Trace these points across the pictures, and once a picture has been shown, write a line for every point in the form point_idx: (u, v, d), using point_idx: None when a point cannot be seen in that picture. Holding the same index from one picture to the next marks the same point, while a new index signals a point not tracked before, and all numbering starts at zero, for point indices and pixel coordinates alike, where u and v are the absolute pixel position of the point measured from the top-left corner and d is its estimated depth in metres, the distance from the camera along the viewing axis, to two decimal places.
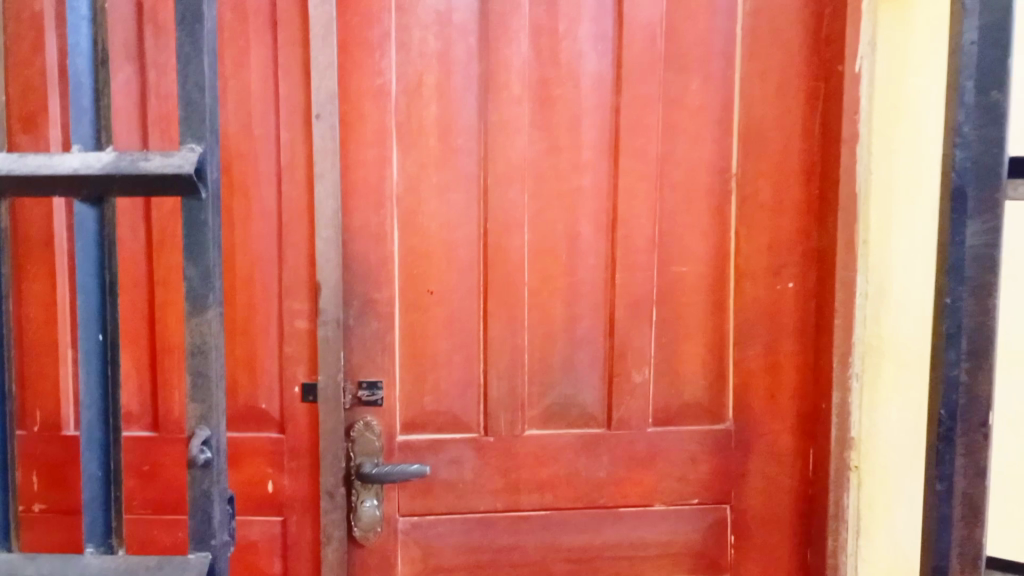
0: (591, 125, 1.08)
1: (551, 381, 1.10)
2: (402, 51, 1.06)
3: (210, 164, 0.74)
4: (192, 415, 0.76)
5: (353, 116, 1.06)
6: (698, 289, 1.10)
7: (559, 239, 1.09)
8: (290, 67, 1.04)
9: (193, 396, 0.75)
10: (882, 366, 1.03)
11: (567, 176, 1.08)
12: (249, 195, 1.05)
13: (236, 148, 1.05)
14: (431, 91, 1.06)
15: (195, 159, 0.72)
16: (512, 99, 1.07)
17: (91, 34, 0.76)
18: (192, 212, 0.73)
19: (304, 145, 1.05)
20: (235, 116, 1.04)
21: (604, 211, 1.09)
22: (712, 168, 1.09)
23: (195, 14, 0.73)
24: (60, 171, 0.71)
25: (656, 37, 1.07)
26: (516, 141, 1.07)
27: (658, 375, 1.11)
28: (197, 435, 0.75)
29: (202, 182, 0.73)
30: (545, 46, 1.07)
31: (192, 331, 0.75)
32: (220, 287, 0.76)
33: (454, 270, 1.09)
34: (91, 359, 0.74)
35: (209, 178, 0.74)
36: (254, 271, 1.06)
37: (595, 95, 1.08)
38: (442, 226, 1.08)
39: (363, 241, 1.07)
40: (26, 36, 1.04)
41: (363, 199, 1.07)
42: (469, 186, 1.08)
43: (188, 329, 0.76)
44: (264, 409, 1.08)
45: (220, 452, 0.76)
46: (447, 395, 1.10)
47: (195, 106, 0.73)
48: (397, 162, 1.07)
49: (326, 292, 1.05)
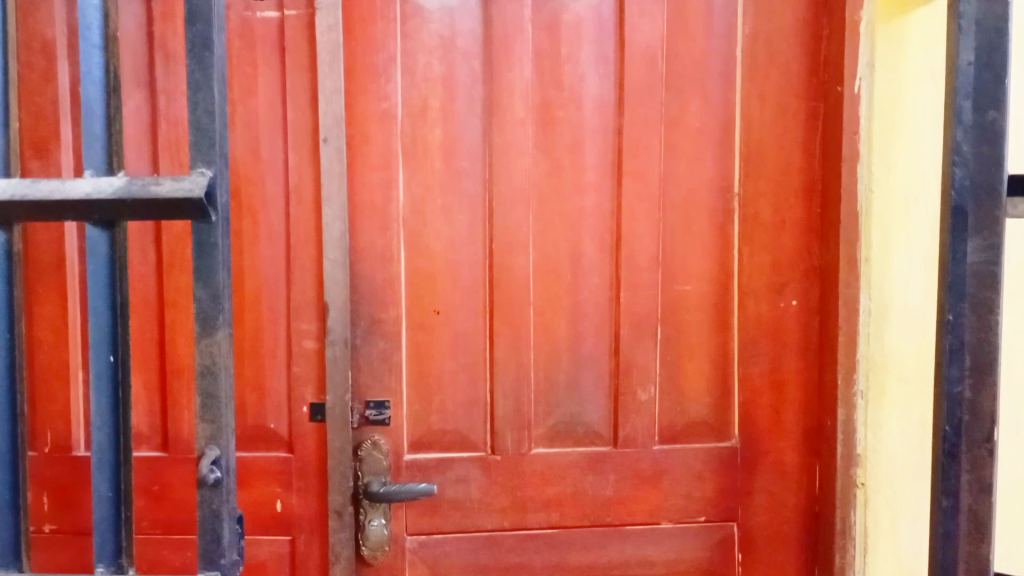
0: (594, 146, 1.10)
1: (556, 400, 1.11)
2: (407, 76, 1.08)
3: (220, 188, 0.75)
4: (201, 435, 0.77)
5: (359, 139, 1.07)
6: (701, 306, 1.11)
7: (563, 259, 1.10)
8: (298, 92, 1.06)
9: (202, 416, 0.76)
10: (886, 383, 1.04)
11: (570, 197, 1.10)
12: (257, 218, 1.07)
13: (244, 171, 1.07)
14: (435, 114, 1.08)
15: (205, 184, 0.73)
16: (515, 121, 1.09)
17: (103, 61, 0.78)
18: (202, 235, 0.75)
19: (311, 168, 1.07)
20: (243, 140, 1.06)
21: (607, 230, 1.11)
22: (713, 187, 1.11)
23: (205, 42, 0.75)
24: (73, 196, 0.72)
25: (657, 59, 1.09)
26: (519, 164, 1.09)
27: (662, 393, 1.11)
28: (206, 455, 0.76)
29: (211, 206, 0.75)
30: (547, 69, 1.09)
31: (201, 352, 0.76)
32: (229, 308, 0.78)
33: (459, 290, 1.10)
34: (101, 381, 0.75)
35: (219, 201, 0.75)
36: (262, 293, 1.08)
37: (597, 116, 1.10)
38: (447, 248, 1.09)
39: (369, 262, 1.09)
40: (39, 64, 1.07)
41: (370, 221, 1.08)
42: (474, 208, 1.10)
43: (197, 351, 0.77)
44: (272, 429, 1.09)
45: (229, 471, 0.77)
46: (453, 414, 1.10)
47: (205, 132, 0.75)
48: (403, 185, 1.09)
49: (334, 313, 1.06)
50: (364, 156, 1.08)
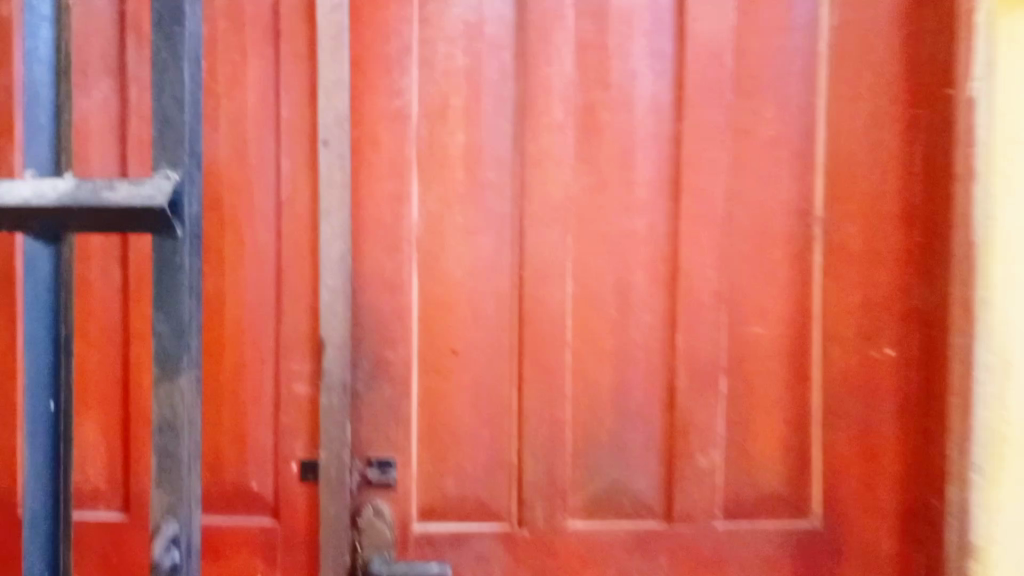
0: (646, 158, 0.91)
1: (596, 464, 0.92)
2: (425, 69, 0.90)
3: (188, 197, 0.61)
4: (156, 506, 0.62)
5: (365, 143, 0.90)
6: (773, 354, 0.92)
7: (607, 292, 0.92)
8: (293, 86, 0.88)
9: (159, 483, 0.62)
10: (1008, 458, 0.83)
11: (617, 218, 0.91)
12: (241, 234, 0.89)
13: (226, 178, 0.89)
14: (458, 115, 0.91)
15: (169, 190, 0.59)
16: (553, 127, 0.91)
17: (51, 38, 0.66)
18: (164, 253, 0.60)
19: (307, 176, 0.89)
20: (226, 141, 0.89)
21: (662, 259, 0.92)
22: (791, 210, 0.92)
23: (174, 14, 0.60)
24: (12, 200, 0.59)
25: (723, 55, 0.91)
26: (557, 177, 0.91)
27: (726, 458, 0.92)
28: (163, 532, 0.61)
29: (177, 219, 0.60)
30: (591, 64, 0.91)
31: (161, 400, 0.62)
32: (196, 346, 0.63)
33: (481, 326, 0.91)
34: (40, 433, 0.62)
35: (185, 214, 0.60)
36: (244, 325, 0.89)
37: (649, 121, 0.91)
38: (469, 275, 0.91)
39: (375, 290, 0.91)
40: None
41: (376, 242, 0.91)
42: (501, 228, 0.91)
43: (155, 399, 0.62)
44: (254, 491, 0.90)
45: (189, 554, 0.63)
46: (472, 477, 0.92)
47: (171, 127, 0.60)
48: (418, 199, 0.91)
49: (331, 351, 0.89)
50: (371, 163, 0.90)
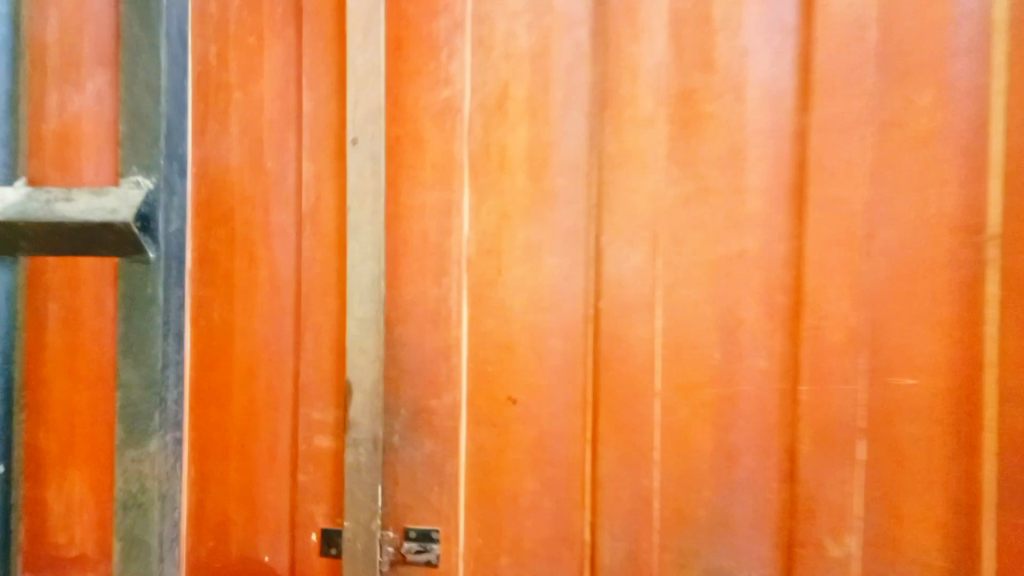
0: (761, 158, 0.71)
1: (691, 549, 0.72)
2: (481, 52, 0.73)
3: (162, 211, 0.62)
4: None
5: (406, 144, 0.74)
6: (932, 416, 0.69)
7: (709, 329, 0.72)
8: (318, 74, 0.72)
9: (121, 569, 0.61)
10: None
11: (722, 235, 0.71)
12: (255, 255, 0.73)
13: (238, 186, 0.73)
14: (519, 107, 0.73)
15: (134, 203, 0.59)
16: (639, 120, 0.72)
17: None
18: (135, 283, 0.61)
19: (333, 183, 0.73)
20: (239, 142, 0.73)
21: (780, 288, 0.71)
22: (959, 225, 0.68)
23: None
24: None
25: (866, 24, 0.69)
26: (647, 183, 0.72)
27: (865, 551, 0.70)
28: None
29: (149, 240, 0.61)
30: (690, 41, 0.72)
31: (127, 478, 0.62)
32: (171, 410, 0.64)
33: (545, 370, 0.73)
34: None
35: (157, 232, 0.61)
36: (257, 363, 0.73)
37: (766, 113, 0.71)
38: (532, 306, 0.73)
39: (418, 321, 0.74)
40: None
41: (420, 264, 0.74)
42: (574, 248, 0.73)
43: (124, 471, 0.62)
44: (267, 565, 0.74)
45: None
46: (532, 559, 0.73)
47: (140, 118, 0.62)
48: (469, 212, 0.74)
49: (360, 400, 0.71)
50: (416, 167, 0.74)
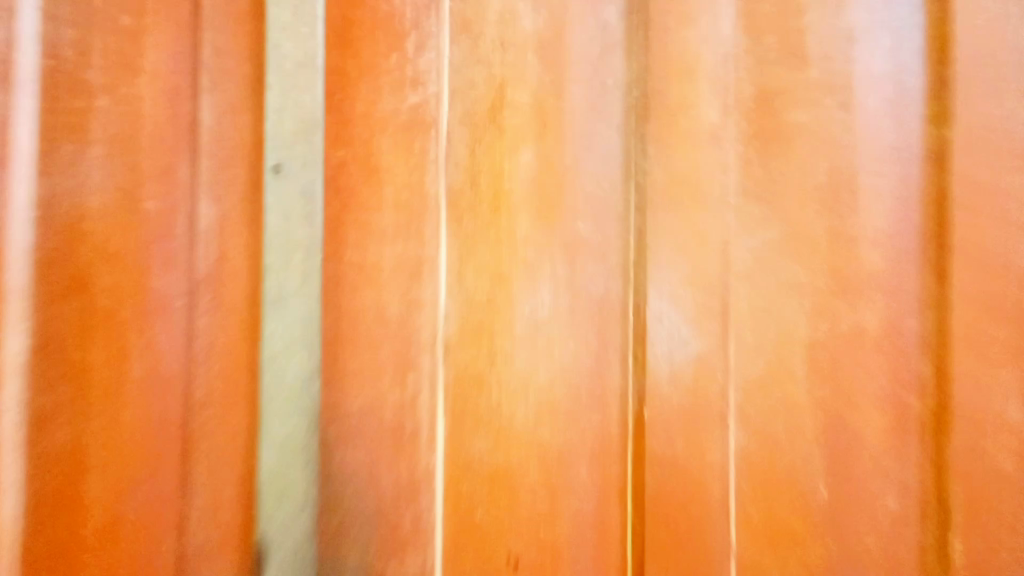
0: (876, 189, 0.48)
1: None
2: (463, 40, 0.51)
3: None
4: None
5: (355, 173, 0.51)
6: None
7: (800, 450, 0.48)
8: (219, 65, 0.48)
9: None
10: None
11: (823, 307, 0.48)
12: (123, 342, 0.45)
13: (100, 231, 0.44)
14: (522, 120, 0.50)
15: None
16: (698, 138, 0.49)
17: None
18: None
19: (248, 229, 0.49)
20: (104, 160, 0.44)
21: (910, 388, 0.47)
22: None
23: None
24: None
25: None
26: (713, 228, 0.49)
27: None
28: None
29: None
30: (769, 23, 0.49)
31: None
32: None
33: (563, 507, 0.50)
34: None
35: None
36: (123, 529, 0.45)
37: (883, 125, 0.47)
38: (544, 413, 0.50)
39: (376, 436, 0.50)
40: None
41: (378, 352, 0.51)
42: (603, 327, 0.50)
43: None
44: None
45: None
46: None
47: None
48: (451, 275, 0.51)
49: (283, 544, 0.49)
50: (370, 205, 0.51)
